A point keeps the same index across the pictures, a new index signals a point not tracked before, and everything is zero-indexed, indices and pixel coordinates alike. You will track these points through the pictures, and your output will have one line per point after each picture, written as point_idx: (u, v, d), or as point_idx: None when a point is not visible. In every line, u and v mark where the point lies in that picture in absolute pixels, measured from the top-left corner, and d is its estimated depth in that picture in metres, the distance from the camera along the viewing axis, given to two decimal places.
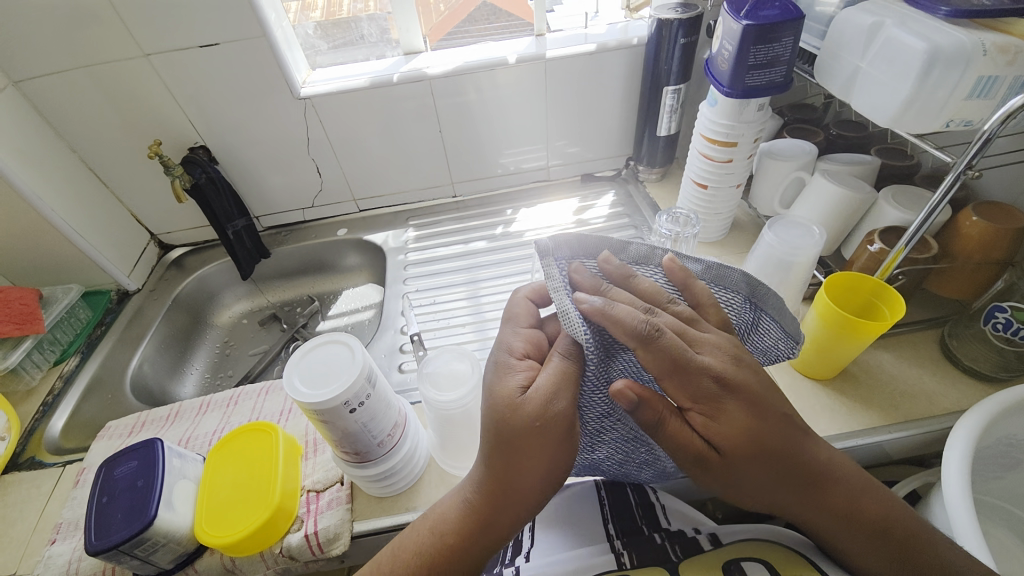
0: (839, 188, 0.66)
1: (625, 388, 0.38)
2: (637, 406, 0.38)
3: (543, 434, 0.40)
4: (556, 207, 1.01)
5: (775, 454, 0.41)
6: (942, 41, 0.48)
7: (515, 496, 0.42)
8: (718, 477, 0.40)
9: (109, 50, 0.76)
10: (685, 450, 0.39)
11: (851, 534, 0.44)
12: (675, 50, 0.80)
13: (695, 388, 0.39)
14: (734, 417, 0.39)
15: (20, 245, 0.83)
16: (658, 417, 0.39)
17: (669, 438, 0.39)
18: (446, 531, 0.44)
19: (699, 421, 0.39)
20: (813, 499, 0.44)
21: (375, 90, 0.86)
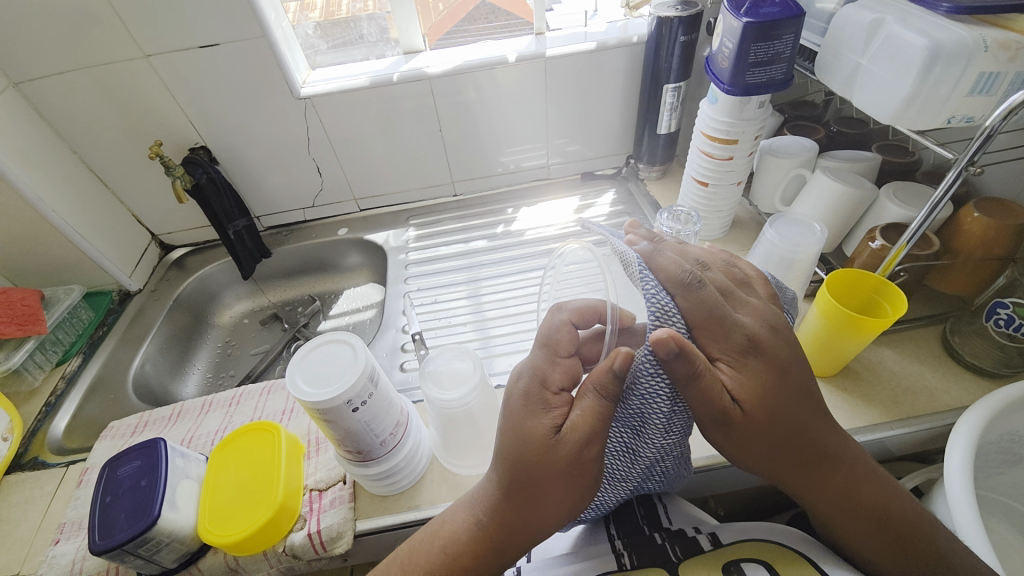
0: (841, 185, 0.66)
1: (666, 333, 0.34)
2: (673, 360, 0.35)
3: (572, 475, 0.40)
4: (556, 205, 1.02)
5: (787, 425, 0.42)
6: (943, 37, 0.48)
7: (534, 519, 0.42)
8: (731, 436, 0.42)
9: (109, 51, 0.76)
10: (709, 408, 0.39)
11: (849, 517, 0.46)
12: (675, 48, 0.80)
13: (727, 342, 0.40)
14: (756, 375, 0.40)
15: (22, 246, 0.83)
16: (692, 372, 0.36)
17: (700, 391, 0.38)
18: (459, 553, 0.43)
19: (725, 373, 0.41)
20: (816, 481, 0.45)
21: (375, 89, 0.86)
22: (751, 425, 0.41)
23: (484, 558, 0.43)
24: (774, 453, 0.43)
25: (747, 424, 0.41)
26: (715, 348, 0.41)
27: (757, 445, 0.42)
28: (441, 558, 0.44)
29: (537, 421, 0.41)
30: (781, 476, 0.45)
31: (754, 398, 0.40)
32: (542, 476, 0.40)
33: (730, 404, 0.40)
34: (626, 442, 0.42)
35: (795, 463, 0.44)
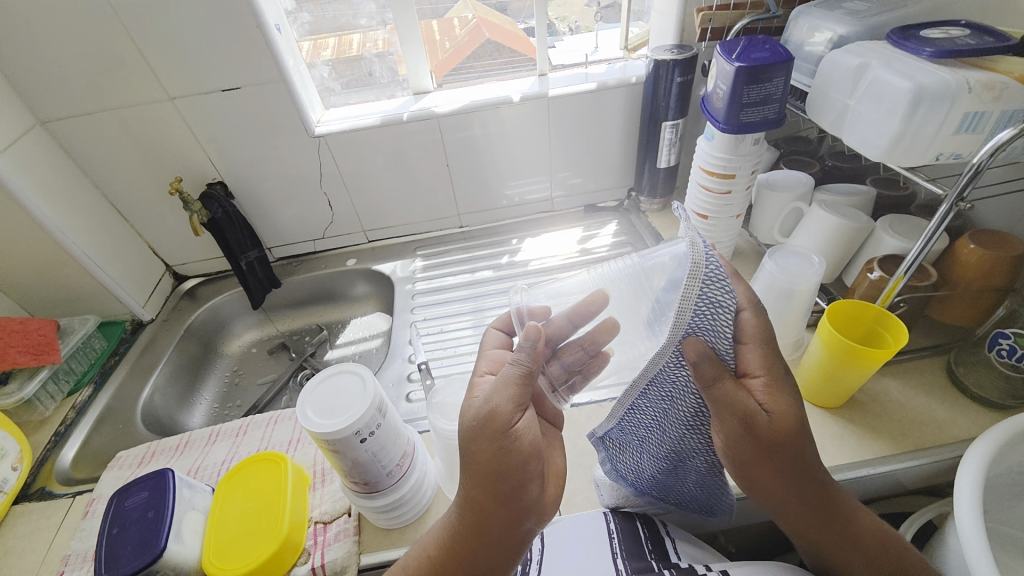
0: (838, 218, 0.68)
1: (695, 342, 0.41)
2: (701, 364, 0.41)
3: (483, 434, 0.43)
4: (560, 237, 1.04)
5: (803, 450, 0.43)
6: (926, 80, 0.50)
7: (489, 541, 0.44)
8: (746, 454, 0.43)
9: (137, 94, 0.80)
10: (733, 416, 0.42)
11: (852, 555, 0.45)
12: (672, 88, 0.83)
13: (766, 358, 0.44)
14: (788, 398, 0.44)
15: (42, 278, 0.86)
16: (716, 377, 0.41)
17: (724, 397, 0.41)
18: (430, 544, 0.45)
19: (757, 388, 0.44)
20: (822, 513, 0.45)
21: (385, 127, 0.90)
22: (770, 443, 0.43)
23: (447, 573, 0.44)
24: (783, 479, 0.44)
25: (764, 443, 0.42)
26: (753, 363, 0.44)
27: (769, 466, 0.43)
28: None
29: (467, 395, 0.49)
30: (786, 507, 0.45)
31: (782, 421, 0.43)
32: (467, 441, 0.44)
33: (760, 417, 0.42)
34: (660, 418, 0.48)
35: (805, 493, 0.44)
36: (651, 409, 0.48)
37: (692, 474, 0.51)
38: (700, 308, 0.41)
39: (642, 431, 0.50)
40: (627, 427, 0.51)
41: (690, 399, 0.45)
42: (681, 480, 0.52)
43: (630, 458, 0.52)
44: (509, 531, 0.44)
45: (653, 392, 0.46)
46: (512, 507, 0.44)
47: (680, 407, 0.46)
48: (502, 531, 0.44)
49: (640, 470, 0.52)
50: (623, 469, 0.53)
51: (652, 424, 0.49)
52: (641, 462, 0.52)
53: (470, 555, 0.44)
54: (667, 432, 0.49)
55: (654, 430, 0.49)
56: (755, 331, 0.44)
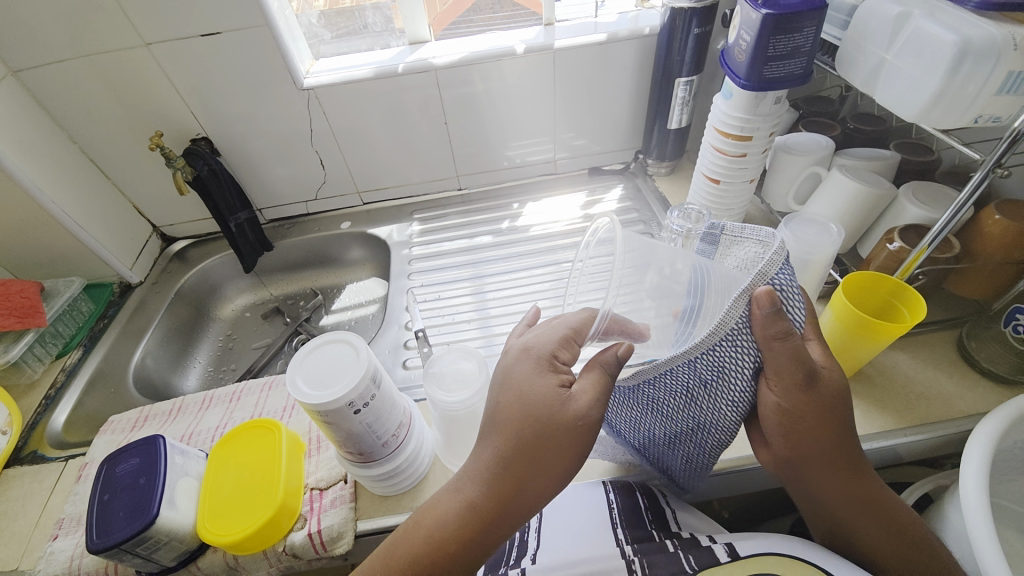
0: (859, 184, 0.64)
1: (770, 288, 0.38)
2: (769, 316, 0.38)
3: (573, 439, 0.42)
4: (562, 201, 1.00)
5: (849, 419, 0.43)
6: (972, 33, 0.46)
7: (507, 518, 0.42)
8: (803, 412, 0.42)
9: (109, 39, 0.74)
10: (795, 370, 0.40)
11: (874, 529, 0.44)
12: (688, 40, 0.78)
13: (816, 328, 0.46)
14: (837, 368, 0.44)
15: (22, 237, 0.82)
16: (784, 331, 0.39)
17: (787, 352, 0.40)
18: (439, 529, 0.42)
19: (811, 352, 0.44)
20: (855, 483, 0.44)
21: (379, 81, 0.84)
22: (819, 399, 0.42)
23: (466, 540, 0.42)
24: (826, 437, 0.43)
25: (813, 399, 0.42)
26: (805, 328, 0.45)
27: (815, 422, 0.42)
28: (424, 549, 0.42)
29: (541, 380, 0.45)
30: (821, 473, 0.44)
31: (832, 383, 0.43)
32: (525, 391, 0.44)
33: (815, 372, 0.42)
34: (696, 389, 0.43)
35: (844, 455, 0.44)
36: (687, 376, 0.43)
37: (687, 448, 0.49)
38: (781, 274, 0.39)
39: (660, 395, 0.46)
40: (644, 389, 0.46)
41: (740, 380, 0.42)
42: (671, 450, 0.50)
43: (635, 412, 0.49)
44: (530, 498, 0.42)
45: (703, 362, 0.41)
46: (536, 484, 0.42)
47: (729, 383, 0.42)
48: (512, 499, 0.42)
49: (639, 422, 0.50)
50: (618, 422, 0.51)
51: (681, 392, 0.44)
52: (652, 419, 0.48)
53: (497, 518, 0.42)
54: (697, 403, 0.44)
55: (677, 397, 0.45)
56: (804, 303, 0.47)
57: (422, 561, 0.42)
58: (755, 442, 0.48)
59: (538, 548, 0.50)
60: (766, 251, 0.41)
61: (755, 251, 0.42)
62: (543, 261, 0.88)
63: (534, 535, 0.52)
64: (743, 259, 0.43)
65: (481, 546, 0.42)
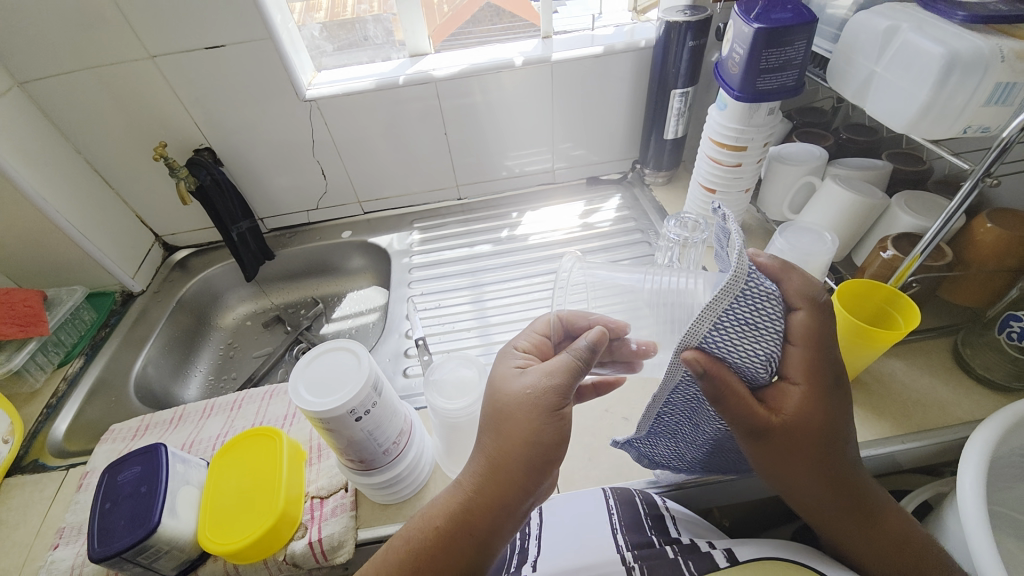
0: (852, 194, 0.65)
1: (695, 353, 0.38)
2: (705, 380, 0.38)
3: (535, 408, 0.43)
4: (561, 211, 1.01)
5: (831, 457, 0.42)
6: (959, 46, 0.47)
7: (504, 513, 0.43)
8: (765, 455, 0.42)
9: (115, 52, 0.76)
10: (740, 424, 0.41)
11: (863, 549, 0.44)
12: (683, 53, 0.79)
13: (812, 365, 0.41)
14: (818, 411, 0.41)
15: (26, 246, 0.83)
16: (722, 392, 0.39)
17: (731, 408, 0.40)
18: (436, 515, 0.43)
19: (790, 394, 0.41)
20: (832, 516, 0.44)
21: (380, 92, 0.86)
22: (785, 444, 0.42)
23: (454, 540, 0.42)
24: (799, 478, 0.43)
25: (775, 444, 0.42)
26: (793, 367, 0.41)
27: (787, 466, 0.42)
28: (422, 536, 0.43)
29: (501, 363, 0.49)
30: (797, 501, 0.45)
31: (800, 428, 0.41)
32: (505, 410, 0.44)
33: (773, 421, 0.41)
34: (691, 415, 0.47)
35: (822, 494, 0.43)
36: (680, 410, 0.46)
37: (732, 452, 0.51)
38: (716, 329, 0.38)
39: (675, 428, 0.49)
40: (656, 428, 0.49)
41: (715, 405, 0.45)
42: (723, 457, 0.52)
43: (668, 443, 0.51)
44: (516, 499, 0.43)
45: (677, 398, 0.45)
46: (529, 479, 0.43)
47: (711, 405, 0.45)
48: (508, 501, 0.43)
49: (681, 453, 0.52)
50: (661, 458, 0.53)
51: (685, 420, 0.48)
52: (682, 446, 0.51)
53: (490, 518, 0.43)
54: (702, 425, 0.47)
55: (688, 424, 0.48)
56: (805, 333, 0.40)
57: (417, 551, 0.42)
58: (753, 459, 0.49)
59: (539, 555, 0.51)
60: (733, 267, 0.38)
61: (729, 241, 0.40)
62: (541, 269, 0.89)
63: (534, 543, 0.52)
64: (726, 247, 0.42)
65: (478, 545, 0.42)
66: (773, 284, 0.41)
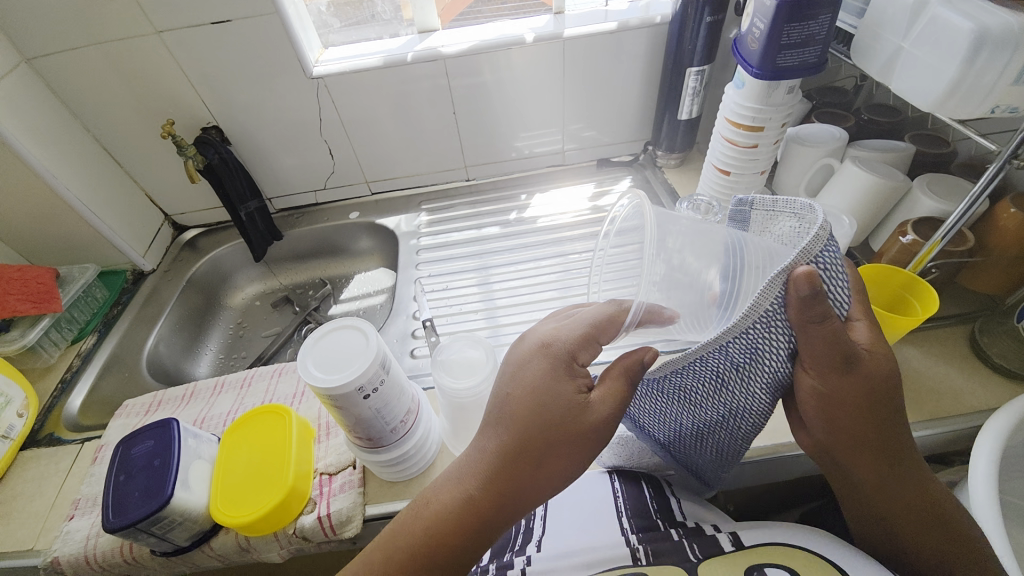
0: (871, 177, 0.63)
1: (810, 269, 0.35)
2: (811, 296, 0.36)
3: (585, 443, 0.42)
4: (570, 193, 0.99)
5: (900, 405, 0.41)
6: (990, 21, 0.45)
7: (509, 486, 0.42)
8: (848, 396, 0.40)
9: (120, 27, 0.75)
10: (834, 356, 0.38)
11: (913, 515, 0.43)
12: (700, 29, 0.77)
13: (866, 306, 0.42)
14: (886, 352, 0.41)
15: (37, 224, 0.84)
16: (826, 311, 0.36)
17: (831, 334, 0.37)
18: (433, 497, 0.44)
19: (860, 332, 0.41)
20: (894, 476, 0.42)
21: (388, 70, 0.84)
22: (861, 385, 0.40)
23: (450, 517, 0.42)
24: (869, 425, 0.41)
25: (859, 384, 0.39)
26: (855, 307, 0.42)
27: (865, 411, 0.40)
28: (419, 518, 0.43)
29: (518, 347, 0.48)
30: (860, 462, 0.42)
31: (880, 368, 0.40)
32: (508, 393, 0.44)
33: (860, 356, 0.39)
34: (726, 373, 0.43)
35: (891, 444, 0.41)
36: (715, 363, 0.42)
37: (722, 440, 0.47)
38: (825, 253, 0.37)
39: (688, 388, 0.46)
40: (671, 378, 0.46)
41: (778, 360, 0.40)
42: (701, 446, 0.49)
43: (661, 407, 0.49)
44: (523, 485, 0.42)
45: (733, 346, 0.40)
46: (517, 481, 0.42)
47: (761, 363, 0.41)
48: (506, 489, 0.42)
49: (672, 420, 0.49)
50: (641, 418, 0.51)
51: (711, 379, 0.44)
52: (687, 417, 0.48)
53: (513, 488, 0.42)
54: (727, 388, 0.43)
55: (707, 387, 0.44)
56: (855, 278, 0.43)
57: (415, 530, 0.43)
58: (797, 427, 0.46)
59: (544, 533, 0.51)
60: (805, 225, 0.39)
61: (790, 225, 0.41)
62: (550, 252, 0.88)
63: (539, 522, 0.53)
64: (782, 234, 0.42)
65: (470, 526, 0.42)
66: None
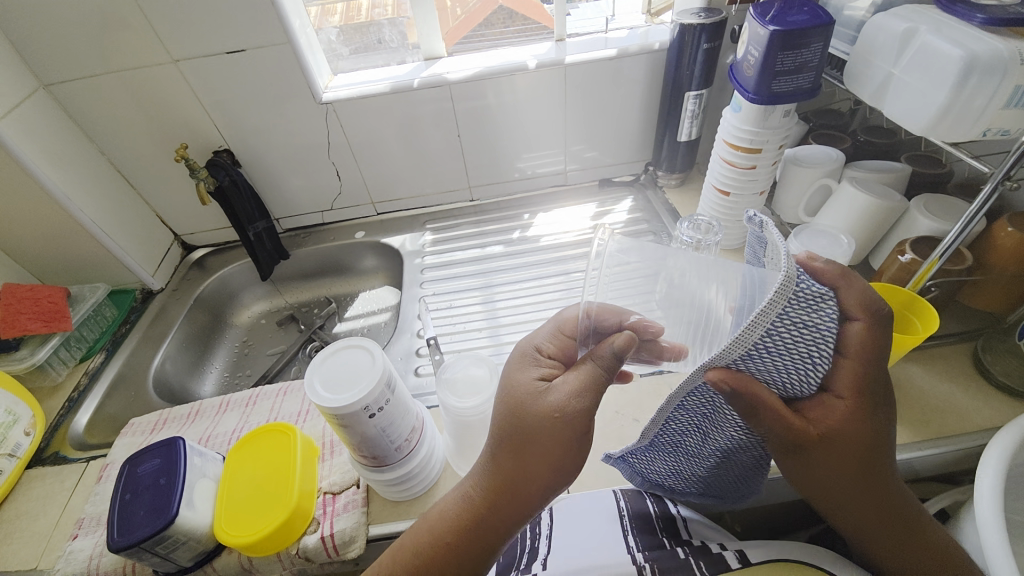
0: (869, 197, 0.65)
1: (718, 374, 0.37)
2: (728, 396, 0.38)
3: (560, 432, 0.41)
4: (573, 212, 1.01)
5: (868, 471, 0.41)
6: (977, 48, 0.46)
7: (517, 501, 0.42)
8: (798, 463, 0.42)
9: (139, 56, 0.78)
10: (775, 436, 0.40)
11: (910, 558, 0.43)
12: (697, 55, 0.79)
13: (860, 379, 0.39)
14: (859, 425, 0.40)
15: (50, 245, 0.85)
16: (751, 408, 0.38)
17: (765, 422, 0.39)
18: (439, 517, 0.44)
19: (832, 406, 0.40)
20: (868, 532, 0.43)
21: (395, 94, 0.87)
22: (823, 458, 0.41)
23: (456, 542, 0.43)
24: (833, 493, 0.42)
25: (810, 456, 0.41)
26: (841, 383, 0.40)
27: (820, 480, 0.42)
28: (426, 532, 0.44)
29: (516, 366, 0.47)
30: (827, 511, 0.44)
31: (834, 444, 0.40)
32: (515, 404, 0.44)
33: (814, 434, 0.40)
34: (701, 422, 0.46)
35: (858, 506, 0.43)
36: (689, 418, 0.45)
37: (737, 470, 0.48)
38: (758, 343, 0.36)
39: (679, 438, 0.48)
40: (659, 439, 0.48)
41: (732, 416, 0.43)
42: (722, 476, 0.50)
43: (665, 459, 0.51)
44: (518, 510, 0.43)
45: (691, 403, 0.44)
46: (513, 507, 0.42)
47: (725, 416, 0.44)
48: (508, 511, 0.43)
49: (678, 467, 0.51)
50: (655, 474, 0.53)
51: (692, 429, 0.47)
52: (685, 460, 0.50)
53: (496, 523, 0.43)
54: (710, 433, 0.46)
55: (695, 435, 0.47)
56: (857, 345, 0.38)
57: (420, 551, 0.43)
58: None
59: (548, 552, 0.51)
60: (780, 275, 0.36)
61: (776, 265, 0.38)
62: (553, 271, 0.89)
63: (544, 540, 0.52)
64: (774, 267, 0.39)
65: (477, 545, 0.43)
66: (830, 295, 0.39)
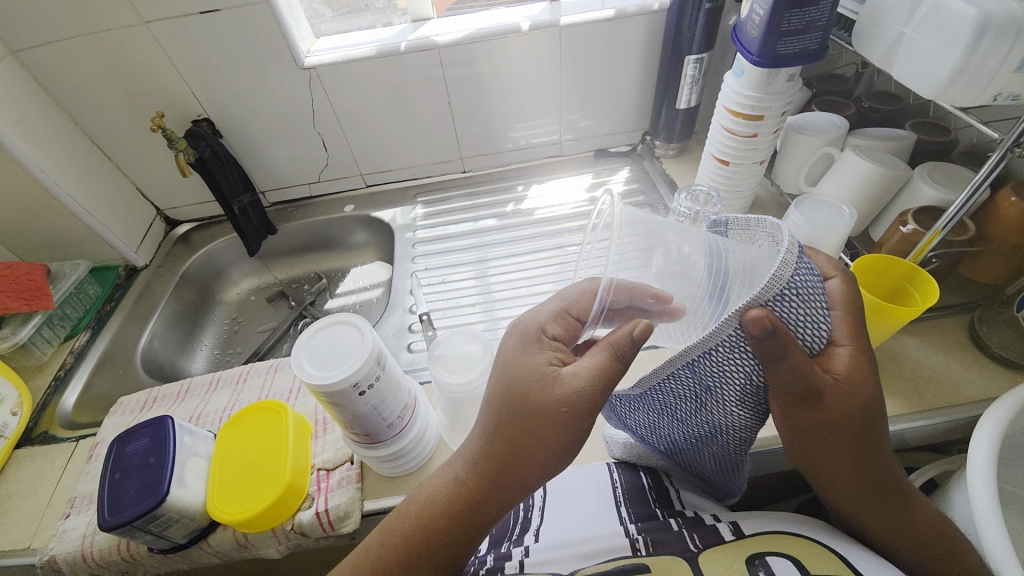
0: (872, 165, 0.63)
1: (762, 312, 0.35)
2: (764, 339, 0.35)
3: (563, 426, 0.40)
4: (567, 184, 0.99)
5: (875, 428, 0.41)
6: (993, 7, 0.44)
7: (504, 481, 0.42)
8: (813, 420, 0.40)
9: (107, 18, 0.73)
10: (796, 388, 0.38)
11: (901, 535, 0.43)
12: (699, 16, 0.75)
13: (857, 331, 0.40)
14: (866, 380, 0.40)
15: (25, 221, 0.82)
16: (782, 352, 0.36)
17: (791, 369, 0.37)
18: (430, 501, 0.44)
19: (840, 358, 0.40)
20: (873, 498, 0.43)
21: (382, 59, 0.82)
22: (839, 413, 0.40)
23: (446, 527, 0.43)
24: (847, 450, 0.41)
25: (827, 411, 0.40)
26: (840, 331, 0.40)
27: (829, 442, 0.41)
28: (416, 515, 0.44)
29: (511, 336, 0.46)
30: (835, 479, 0.43)
31: (847, 398, 0.39)
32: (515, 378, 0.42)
33: (827, 386, 0.39)
34: (699, 386, 0.44)
35: (868, 470, 0.42)
36: (690, 379, 0.44)
37: (714, 448, 0.48)
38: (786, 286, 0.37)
39: (672, 400, 0.47)
40: (652, 393, 0.48)
41: (736, 381, 0.41)
42: (699, 451, 0.49)
43: (649, 414, 0.50)
44: (513, 491, 0.42)
45: (702, 363, 0.42)
46: (505, 489, 0.42)
47: (729, 385, 0.42)
48: (500, 489, 0.42)
49: (658, 425, 0.50)
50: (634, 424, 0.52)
51: (688, 395, 0.45)
52: (669, 425, 0.49)
53: (488, 503, 0.42)
54: (706, 407, 0.44)
55: (689, 401, 0.46)
56: (843, 298, 0.41)
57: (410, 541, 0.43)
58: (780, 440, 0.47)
59: (542, 524, 0.51)
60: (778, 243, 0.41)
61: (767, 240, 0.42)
62: (547, 245, 0.87)
63: (538, 512, 0.53)
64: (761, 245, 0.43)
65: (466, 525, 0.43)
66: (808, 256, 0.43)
